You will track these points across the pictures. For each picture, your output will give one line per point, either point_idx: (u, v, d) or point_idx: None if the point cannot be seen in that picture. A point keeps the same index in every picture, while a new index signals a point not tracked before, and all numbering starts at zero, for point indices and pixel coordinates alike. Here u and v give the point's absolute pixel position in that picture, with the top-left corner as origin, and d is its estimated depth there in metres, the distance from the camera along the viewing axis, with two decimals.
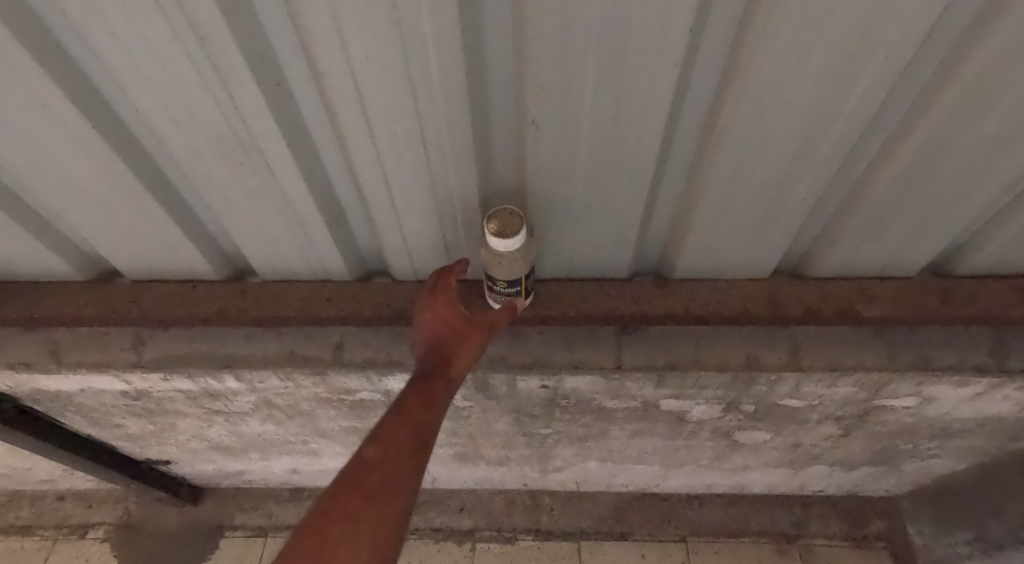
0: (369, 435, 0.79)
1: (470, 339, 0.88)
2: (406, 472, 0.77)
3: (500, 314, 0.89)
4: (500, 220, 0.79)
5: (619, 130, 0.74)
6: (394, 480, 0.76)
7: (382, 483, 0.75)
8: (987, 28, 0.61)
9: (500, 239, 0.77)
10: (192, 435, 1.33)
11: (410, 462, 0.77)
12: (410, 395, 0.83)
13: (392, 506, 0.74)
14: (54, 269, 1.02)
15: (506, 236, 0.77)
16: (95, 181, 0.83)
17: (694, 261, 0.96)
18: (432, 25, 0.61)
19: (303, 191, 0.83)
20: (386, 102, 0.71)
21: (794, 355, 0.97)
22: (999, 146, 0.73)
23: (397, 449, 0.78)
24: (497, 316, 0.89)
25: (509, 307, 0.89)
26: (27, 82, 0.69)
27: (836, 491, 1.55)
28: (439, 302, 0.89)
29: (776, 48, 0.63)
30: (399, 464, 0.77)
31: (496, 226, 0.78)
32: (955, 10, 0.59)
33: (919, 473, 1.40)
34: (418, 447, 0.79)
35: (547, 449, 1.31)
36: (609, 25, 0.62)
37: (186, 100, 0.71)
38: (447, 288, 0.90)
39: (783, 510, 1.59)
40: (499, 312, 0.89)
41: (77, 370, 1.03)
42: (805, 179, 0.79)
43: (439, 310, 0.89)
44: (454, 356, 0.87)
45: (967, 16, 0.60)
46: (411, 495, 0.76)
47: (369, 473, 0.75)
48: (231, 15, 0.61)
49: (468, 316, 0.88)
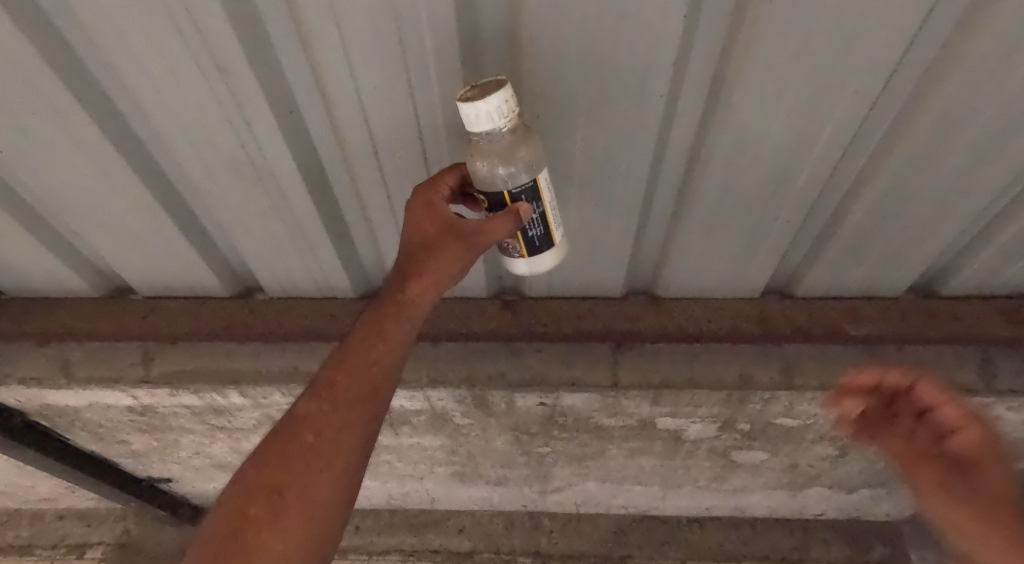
0: (309, 383, 0.74)
1: (450, 251, 0.72)
2: (339, 434, 0.72)
3: (494, 223, 0.68)
4: (482, 88, 0.62)
5: (611, 152, 0.78)
6: (328, 442, 0.72)
7: (312, 445, 0.72)
8: (953, 61, 0.65)
9: (467, 104, 0.60)
10: (195, 451, 1.34)
11: (344, 418, 0.72)
12: (358, 335, 0.74)
13: (325, 462, 0.72)
14: (69, 285, 1.05)
15: (468, 100, 0.60)
16: (115, 200, 0.87)
17: (686, 279, 1.00)
18: (435, 55, 0.66)
19: (311, 212, 0.87)
20: (390, 125, 0.75)
21: (786, 373, 1.00)
22: (971, 168, 0.77)
23: (333, 406, 0.72)
24: (491, 227, 0.68)
25: (506, 215, 0.68)
26: (58, 108, 0.74)
27: (839, 514, 1.52)
28: (422, 201, 0.73)
29: (756, 78, 0.68)
30: (337, 425, 0.72)
31: (473, 93, 0.61)
32: (920, 43, 0.63)
33: (919, 497, 1.39)
34: (359, 403, 0.73)
35: (545, 467, 1.33)
36: (598, 55, 0.66)
37: (204, 126, 0.75)
38: (436, 186, 0.73)
39: (785, 533, 1.55)
40: (494, 219, 0.68)
41: (88, 386, 1.06)
42: (790, 201, 0.83)
43: (420, 212, 0.73)
44: (423, 275, 0.73)
45: (934, 51, 0.64)
46: (349, 457, 0.72)
47: (299, 423, 0.72)
48: (249, 48, 0.66)
49: (453, 226, 0.72)
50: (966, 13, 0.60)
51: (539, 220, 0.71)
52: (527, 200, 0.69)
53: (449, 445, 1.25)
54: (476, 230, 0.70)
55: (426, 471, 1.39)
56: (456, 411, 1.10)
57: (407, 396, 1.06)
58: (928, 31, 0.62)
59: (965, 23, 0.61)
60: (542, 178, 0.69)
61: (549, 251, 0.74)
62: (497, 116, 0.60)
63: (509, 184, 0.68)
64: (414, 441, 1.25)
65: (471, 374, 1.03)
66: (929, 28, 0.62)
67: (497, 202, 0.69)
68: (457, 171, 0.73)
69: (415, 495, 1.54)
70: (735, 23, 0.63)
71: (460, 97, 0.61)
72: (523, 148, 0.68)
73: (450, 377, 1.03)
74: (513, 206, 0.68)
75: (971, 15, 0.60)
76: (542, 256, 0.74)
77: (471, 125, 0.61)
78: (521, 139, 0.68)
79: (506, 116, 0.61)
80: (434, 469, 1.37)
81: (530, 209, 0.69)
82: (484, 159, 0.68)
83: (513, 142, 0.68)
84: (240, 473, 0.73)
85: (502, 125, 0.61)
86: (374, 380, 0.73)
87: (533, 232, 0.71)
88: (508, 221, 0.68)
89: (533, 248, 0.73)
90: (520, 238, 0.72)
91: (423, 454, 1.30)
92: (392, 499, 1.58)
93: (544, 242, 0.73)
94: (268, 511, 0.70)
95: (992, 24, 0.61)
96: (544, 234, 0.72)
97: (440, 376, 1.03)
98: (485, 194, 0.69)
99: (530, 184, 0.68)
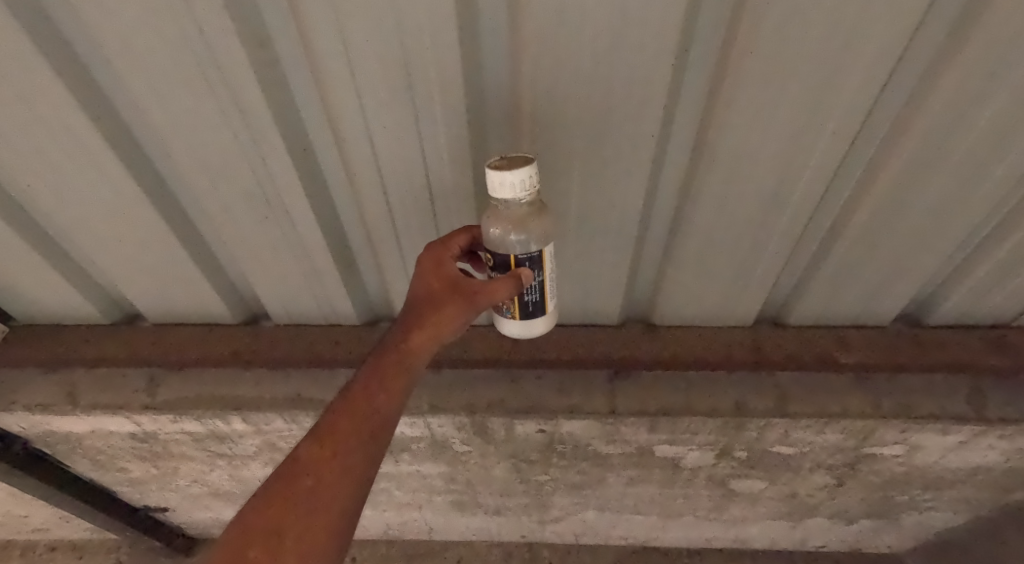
0: (311, 428, 0.75)
1: (450, 309, 0.77)
2: (340, 479, 0.73)
3: (496, 284, 0.74)
4: (510, 160, 0.70)
5: (606, 189, 0.82)
6: (329, 487, 0.73)
7: (313, 489, 0.72)
8: (921, 105, 0.71)
9: (494, 172, 0.68)
10: (193, 480, 1.33)
11: (345, 463, 0.74)
12: (361, 382, 0.77)
13: (325, 507, 0.72)
14: (82, 311, 1.08)
15: (496, 169, 0.68)
16: (132, 231, 0.91)
17: (680, 308, 1.03)
18: (442, 99, 0.71)
19: (320, 243, 0.91)
20: (398, 163, 0.80)
21: (780, 401, 1.00)
22: (943, 206, 0.82)
23: (336, 451, 0.74)
24: (493, 288, 0.74)
25: (508, 278, 0.74)
26: (84, 144, 0.78)
27: (839, 547, 1.50)
28: (433, 257, 0.79)
29: (740, 120, 0.73)
30: (337, 470, 0.73)
31: (501, 163, 0.70)
32: (892, 89, 0.69)
33: (920, 531, 1.38)
34: (359, 448, 0.75)
35: (544, 496, 1.33)
36: (592, 99, 0.71)
37: (222, 161, 0.80)
38: (448, 245, 0.80)
39: None
40: (497, 281, 0.74)
41: (92, 412, 1.05)
42: (777, 234, 0.87)
43: (428, 269, 0.79)
44: (426, 325, 0.77)
45: (903, 95, 0.70)
46: (347, 504, 0.73)
47: (302, 466, 0.73)
48: (269, 90, 0.71)
49: (458, 283, 0.78)
50: (932, 60, 0.66)
51: (537, 287, 0.76)
52: (529, 267, 0.75)
53: (448, 473, 1.26)
54: (478, 289, 0.76)
55: (425, 500, 1.40)
56: (455, 438, 1.11)
57: (407, 422, 1.07)
58: (899, 77, 0.68)
59: (932, 70, 0.67)
60: (548, 251, 0.75)
61: (540, 318, 0.79)
62: (518, 187, 0.68)
63: (517, 249, 0.75)
64: (413, 469, 1.26)
65: (470, 400, 1.04)
66: (899, 73, 0.68)
67: (502, 264, 0.75)
68: (468, 234, 0.80)
69: (414, 525, 1.53)
70: (718, 71, 0.69)
71: (491, 164, 0.70)
72: (535, 221, 0.75)
73: (450, 404, 1.04)
74: (515, 271, 0.74)
75: (938, 64, 0.66)
76: (533, 321, 0.79)
77: (495, 191, 0.69)
78: (535, 212, 0.75)
79: (527, 189, 0.69)
80: (433, 497, 1.38)
81: (530, 276, 0.75)
82: (499, 223, 0.75)
83: (528, 213, 0.74)
84: (239, 518, 0.72)
85: (522, 195, 0.69)
86: (375, 425, 0.76)
87: (528, 297, 0.77)
88: (510, 284, 0.74)
89: (526, 312, 0.78)
90: (516, 301, 0.77)
91: (422, 482, 1.31)
92: (390, 529, 1.57)
93: (536, 309, 0.78)
94: (268, 555, 0.69)
95: (956, 72, 0.67)
96: (538, 301, 0.77)
97: (441, 403, 1.05)
98: (493, 255, 0.76)
99: (535, 253, 0.74)
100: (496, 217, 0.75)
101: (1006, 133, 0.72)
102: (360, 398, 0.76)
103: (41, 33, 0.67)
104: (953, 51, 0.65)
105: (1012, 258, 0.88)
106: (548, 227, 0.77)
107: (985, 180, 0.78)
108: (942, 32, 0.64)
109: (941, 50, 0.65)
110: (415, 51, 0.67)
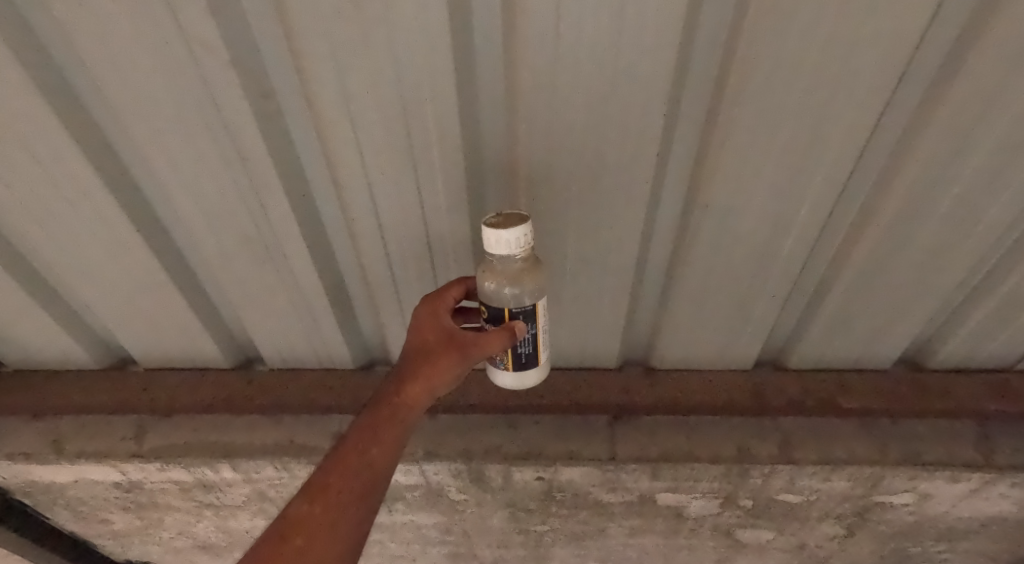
0: (304, 483, 0.73)
1: (442, 360, 0.76)
2: (331, 536, 0.71)
3: (490, 337, 0.73)
4: (504, 218, 0.70)
5: (604, 234, 0.82)
6: (319, 545, 0.70)
7: (303, 548, 0.70)
8: (909, 152, 0.72)
9: (489, 230, 0.68)
10: (178, 531, 1.28)
11: (336, 519, 0.72)
12: (352, 437, 0.75)
13: None
14: (74, 355, 1.07)
15: (493, 226, 0.69)
16: (128, 274, 0.90)
17: (680, 352, 1.02)
18: (440, 147, 0.72)
19: (317, 287, 0.90)
20: (396, 209, 0.80)
21: (784, 447, 0.98)
22: (937, 252, 0.82)
23: (326, 507, 0.72)
24: (488, 341, 0.73)
25: (502, 331, 0.73)
26: (83, 186, 0.78)
27: None
28: (427, 310, 0.78)
29: (734, 166, 0.73)
30: (329, 526, 0.71)
31: (496, 220, 0.70)
32: (879, 137, 0.70)
33: None
34: (351, 505, 0.72)
35: (543, 549, 1.28)
36: (588, 148, 0.72)
37: (220, 205, 0.80)
38: (442, 297, 0.78)
39: None
40: (492, 333, 0.73)
41: (76, 460, 1.04)
42: (774, 278, 0.87)
43: (422, 320, 0.78)
44: (419, 377, 0.76)
45: (891, 143, 0.71)
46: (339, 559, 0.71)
47: (292, 524, 0.71)
48: (270, 137, 0.72)
49: (452, 334, 0.76)
50: (917, 108, 0.68)
51: (530, 339, 0.75)
52: (523, 320, 0.74)
53: (443, 523, 1.22)
54: (472, 341, 0.74)
55: (420, 552, 1.34)
56: (451, 487, 1.08)
57: (403, 469, 1.04)
58: (886, 124, 0.69)
59: (918, 119, 0.69)
60: (541, 304, 0.74)
61: (534, 370, 0.78)
62: (513, 244, 0.68)
63: (511, 302, 0.75)
64: (408, 519, 1.22)
65: (467, 446, 1.02)
66: (885, 121, 0.69)
67: (496, 317, 0.74)
68: (462, 286, 0.79)
69: None
70: (710, 120, 0.70)
71: (486, 221, 0.70)
72: (529, 276, 0.75)
73: (446, 450, 1.02)
74: (510, 324, 0.73)
75: (920, 114, 0.68)
76: (527, 373, 0.77)
77: (490, 247, 0.69)
78: (530, 265, 0.75)
79: (521, 247, 0.69)
80: (428, 549, 1.33)
81: (524, 329, 0.74)
82: (493, 277, 0.75)
83: (522, 268, 0.74)
84: None
85: (518, 252, 0.69)
86: (366, 480, 0.74)
87: (522, 349, 0.75)
88: (503, 337, 0.72)
89: (519, 363, 0.76)
90: (509, 353, 0.76)
91: (417, 532, 1.27)
92: None
93: (530, 360, 0.77)
94: None
95: (941, 120, 0.68)
96: (531, 353, 0.76)
97: (436, 448, 1.02)
98: (487, 308, 0.75)
99: (529, 306, 0.74)
100: (491, 271, 0.75)
101: (993, 179, 0.73)
102: (351, 452, 0.74)
103: (45, 79, 0.68)
104: (936, 100, 0.67)
105: (1008, 302, 0.88)
106: (542, 280, 0.76)
107: (976, 226, 0.78)
108: (925, 81, 0.65)
109: (925, 99, 0.67)
110: (414, 101, 0.68)
